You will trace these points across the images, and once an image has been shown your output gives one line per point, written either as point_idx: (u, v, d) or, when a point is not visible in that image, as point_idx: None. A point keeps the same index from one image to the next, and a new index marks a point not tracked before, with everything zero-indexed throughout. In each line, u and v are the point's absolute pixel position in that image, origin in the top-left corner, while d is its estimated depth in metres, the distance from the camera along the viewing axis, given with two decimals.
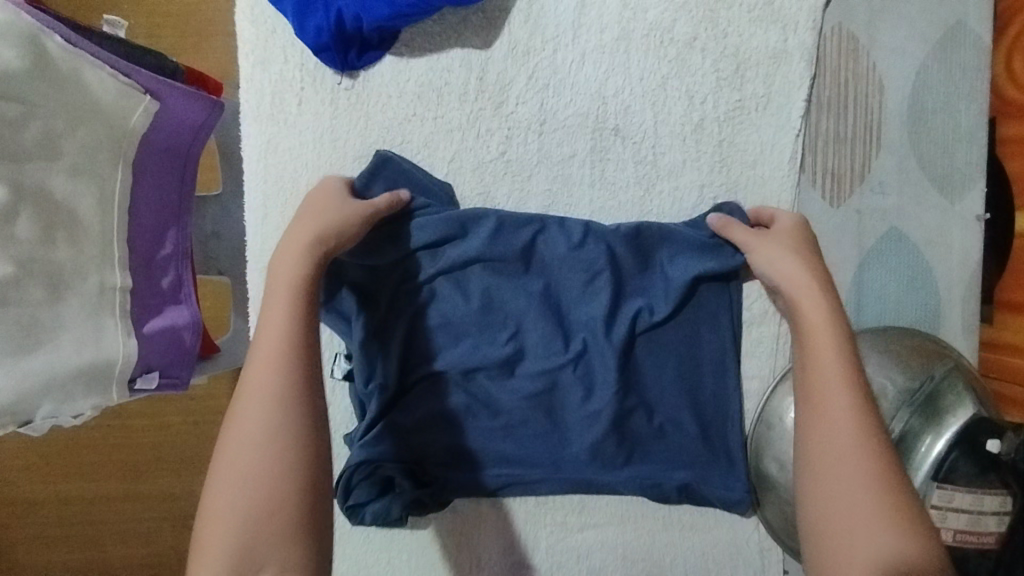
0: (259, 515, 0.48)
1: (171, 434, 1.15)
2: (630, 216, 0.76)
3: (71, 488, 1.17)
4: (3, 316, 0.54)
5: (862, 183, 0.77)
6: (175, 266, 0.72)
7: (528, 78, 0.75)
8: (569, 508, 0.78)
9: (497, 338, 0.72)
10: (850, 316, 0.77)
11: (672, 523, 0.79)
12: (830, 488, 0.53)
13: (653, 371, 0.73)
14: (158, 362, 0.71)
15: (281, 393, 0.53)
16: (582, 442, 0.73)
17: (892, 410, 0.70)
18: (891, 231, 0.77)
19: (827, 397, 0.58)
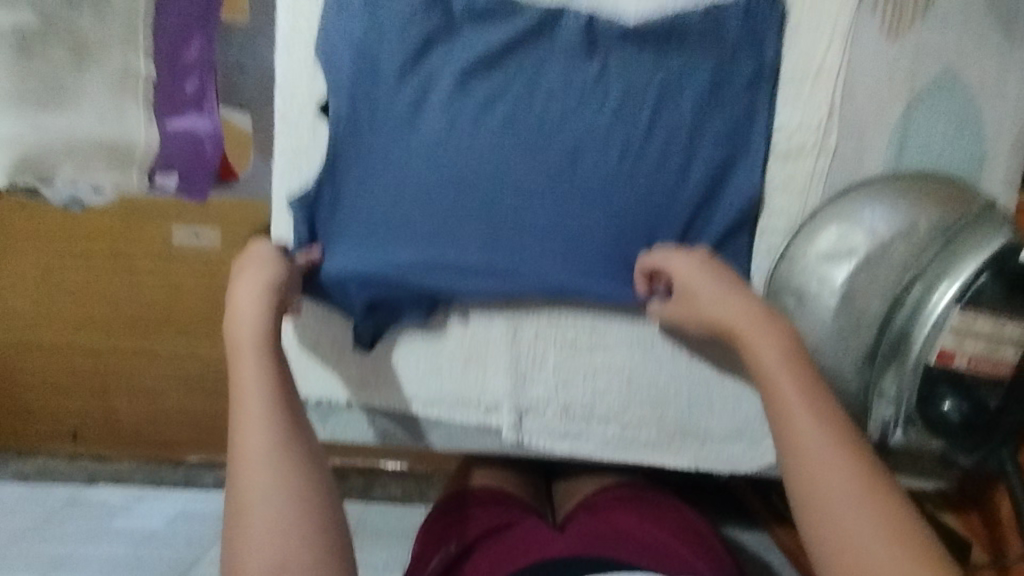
0: (285, 544, 0.42)
1: (180, 293, 1.15)
2: (627, 128, 0.71)
3: (82, 341, 1.17)
4: (31, 71, 0.76)
5: (923, 16, 0.73)
6: (198, 73, 0.81)
7: (535, 55, 0.71)
8: (580, 329, 0.78)
9: (467, 104, 0.71)
10: (888, 157, 0.75)
11: (684, 355, 0.79)
12: (819, 474, 0.42)
13: (618, 206, 0.71)
14: (178, 163, 0.82)
15: (266, 409, 0.48)
16: (581, 157, 0.71)
17: (921, 243, 0.69)
18: (945, 72, 0.74)
19: (778, 388, 0.46)
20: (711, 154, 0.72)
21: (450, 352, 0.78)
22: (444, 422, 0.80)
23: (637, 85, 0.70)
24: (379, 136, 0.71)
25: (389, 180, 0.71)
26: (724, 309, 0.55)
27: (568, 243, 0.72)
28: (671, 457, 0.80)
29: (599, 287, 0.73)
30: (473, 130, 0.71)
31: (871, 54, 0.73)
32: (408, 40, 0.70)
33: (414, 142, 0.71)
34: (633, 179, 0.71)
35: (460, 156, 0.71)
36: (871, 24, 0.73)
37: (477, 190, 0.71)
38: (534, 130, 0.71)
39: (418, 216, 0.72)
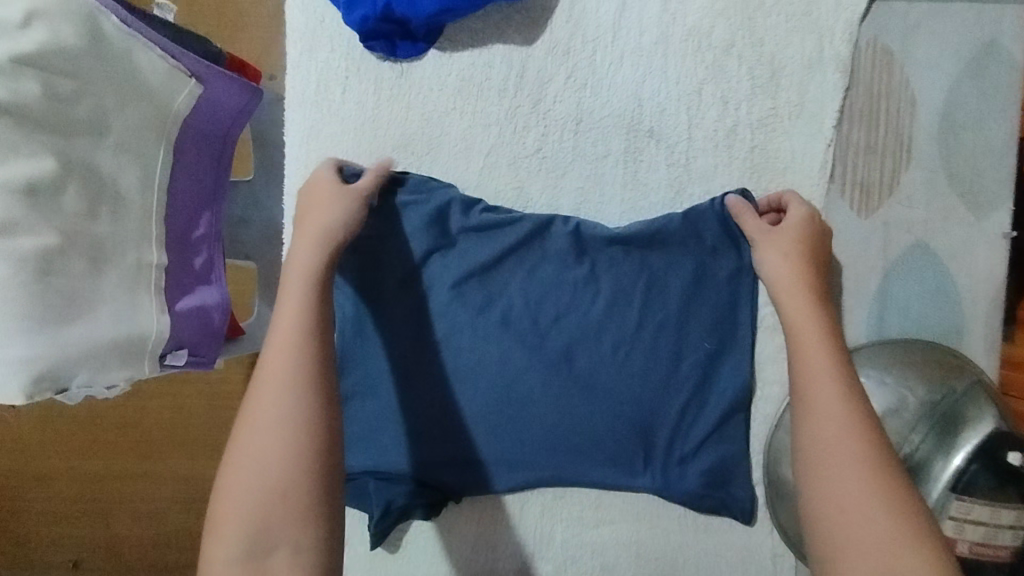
0: (270, 517, 0.50)
1: (185, 414, 1.07)
2: (617, 321, 0.77)
3: (85, 466, 1.09)
4: (48, 288, 0.59)
5: (891, 196, 0.77)
6: (207, 248, 0.82)
7: (532, 257, 0.77)
8: (585, 503, 0.80)
9: (470, 304, 0.77)
10: (869, 326, 0.78)
11: (687, 524, 0.80)
12: (832, 449, 0.52)
13: (613, 393, 0.77)
14: (189, 339, 0.79)
15: (285, 402, 0.55)
16: (575, 348, 0.77)
17: (912, 422, 0.72)
18: (917, 245, 0.78)
19: (811, 385, 0.56)
20: (701, 347, 0.77)
21: (461, 530, 0.81)
22: None
23: (622, 285, 0.77)
24: (384, 344, 0.76)
25: (398, 379, 0.76)
26: (797, 330, 0.61)
27: (570, 432, 0.77)
28: None
29: (599, 471, 0.78)
30: (476, 327, 0.77)
31: (843, 233, 0.78)
32: (408, 250, 0.76)
33: (420, 348, 0.76)
34: (627, 368, 0.77)
35: (463, 358, 0.77)
36: (841, 205, 0.77)
37: (481, 388, 0.77)
38: (530, 331, 0.77)
39: (428, 413, 0.77)
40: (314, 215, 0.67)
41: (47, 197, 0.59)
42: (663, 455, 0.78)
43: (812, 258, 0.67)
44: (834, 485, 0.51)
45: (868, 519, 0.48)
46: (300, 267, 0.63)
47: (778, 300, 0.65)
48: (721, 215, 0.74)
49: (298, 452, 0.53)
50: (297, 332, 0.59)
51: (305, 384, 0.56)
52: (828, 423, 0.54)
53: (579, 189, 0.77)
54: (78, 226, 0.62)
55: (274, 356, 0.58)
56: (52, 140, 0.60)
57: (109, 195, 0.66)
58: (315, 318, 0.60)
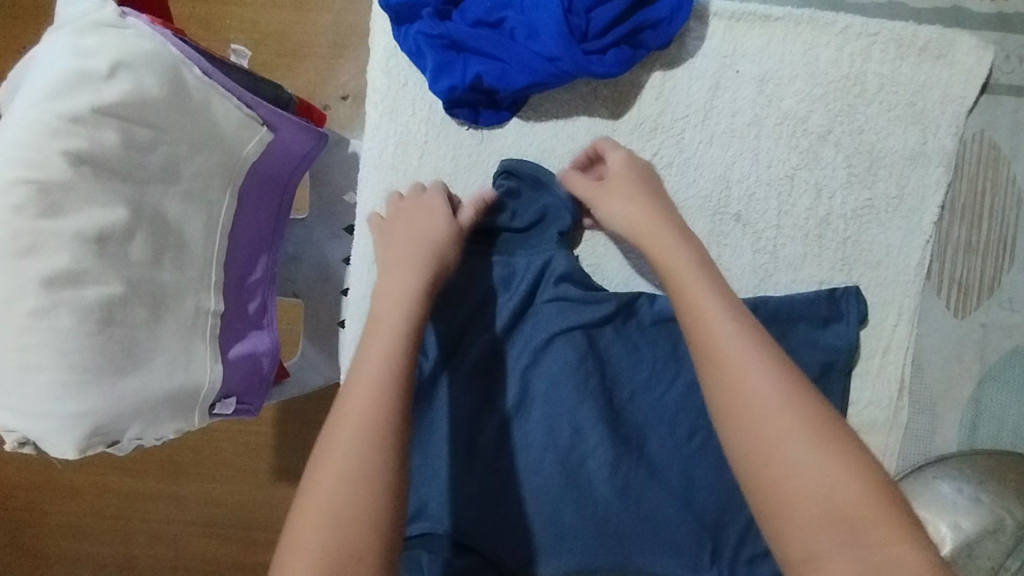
0: (344, 567, 0.45)
1: (217, 439, 1.04)
2: (694, 405, 0.73)
3: (111, 482, 1.05)
4: (110, 336, 0.52)
5: (990, 297, 0.74)
6: (263, 292, 0.76)
7: (619, 328, 0.74)
8: None
9: (553, 363, 0.72)
10: (964, 432, 0.73)
11: None
12: (784, 439, 0.46)
13: (683, 481, 0.73)
14: (237, 386, 0.72)
15: (351, 478, 0.48)
16: (651, 428, 0.74)
17: (1010, 545, 0.69)
18: (1016, 351, 0.74)
19: (737, 376, 0.49)
20: None
21: None
22: None
23: (702, 368, 0.74)
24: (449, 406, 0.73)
25: (463, 437, 0.72)
26: (683, 285, 0.56)
27: (639, 517, 0.72)
28: None
29: (663, 564, 0.71)
30: (549, 394, 0.72)
31: (937, 333, 0.74)
32: (504, 296, 0.73)
33: (489, 411, 0.73)
34: (697, 458, 0.73)
35: (535, 425, 0.73)
36: (936, 303, 0.74)
37: (551, 460, 0.72)
38: (606, 404, 0.72)
39: (488, 482, 0.72)
40: (415, 241, 0.66)
41: (114, 249, 0.52)
42: (731, 556, 0.71)
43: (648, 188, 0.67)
44: (789, 481, 0.45)
45: (839, 492, 0.44)
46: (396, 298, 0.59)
47: (611, 197, 0.67)
48: (807, 304, 0.71)
49: (359, 526, 0.46)
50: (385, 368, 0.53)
51: (380, 434, 0.50)
52: (750, 395, 0.48)
53: None
54: (141, 278, 0.56)
55: (344, 418, 0.51)
56: (124, 189, 0.53)
57: (173, 246, 0.60)
58: (386, 392, 0.52)
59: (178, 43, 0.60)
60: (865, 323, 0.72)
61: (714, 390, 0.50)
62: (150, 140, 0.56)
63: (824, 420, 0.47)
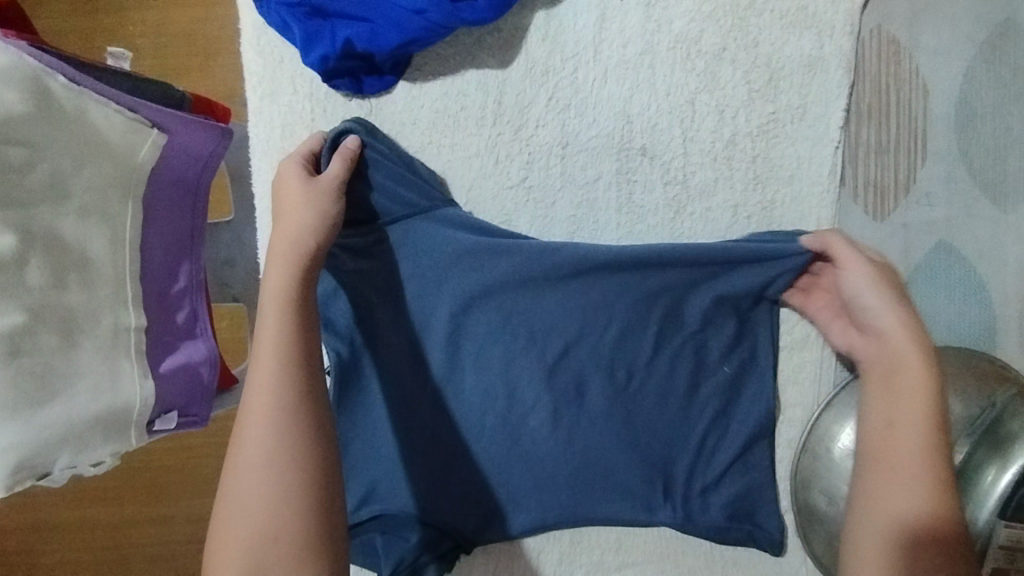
0: (264, 558, 0.49)
1: (193, 452, 0.96)
2: (633, 352, 0.69)
3: (100, 514, 0.98)
4: (15, 370, 0.48)
5: (907, 195, 0.73)
6: (191, 301, 0.65)
7: (538, 282, 0.69)
8: (606, 546, 0.75)
9: (478, 325, 0.70)
10: None
11: (715, 560, 0.75)
12: (896, 472, 0.55)
13: (630, 429, 0.70)
14: (177, 402, 0.64)
15: (261, 464, 0.51)
16: (587, 383, 0.70)
17: (951, 438, 0.66)
18: (939, 245, 0.73)
19: (901, 427, 0.56)
20: (721, 372, 0.69)
21: None
22: None
23: (634, 314, 0.68)
24: (380, 388, 0.71)
25: (392, 416, 0.71)
26: (893, 349, 0.59)
27: (588, 469, 0.70)
28: None
29: (615, 506, 0.71)
30: (477, 359, 0.70)
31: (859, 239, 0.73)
32: (410, 263, 0.69)
33: (420, 386, 0.71)
34: (637, 402, 0.69)
35: (468, 394, 0.70)
36: (855, 209, 0.73)
37: (490, 425, 0.70)
38: (537, 362, 0.70)
39: (430, 455, 0.71)
40: (282, 228, 0.61)
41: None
42: (684, 490, 0.70)
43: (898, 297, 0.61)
44: (880, 509, 0.55)
45: (918, 501, 0.53)
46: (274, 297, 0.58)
47: (865, 295, 0.61)
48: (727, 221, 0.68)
49: (279, 510, 0.50)
50: (264, 372, 0.54)
51: (285, 420, 0.53)
52: (901, 433, 0.56)
53: (571, 217, 0.73)
54: (43, 305, 0.50)
55: (247, 411, 0.53)
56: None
57: (77, 264, 0.53)
58: (282, 380, 0.54)
59: (35, 51, 0.52)
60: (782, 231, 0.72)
61: (874, 429, 0.58)
62: (28, 161, 0.49)
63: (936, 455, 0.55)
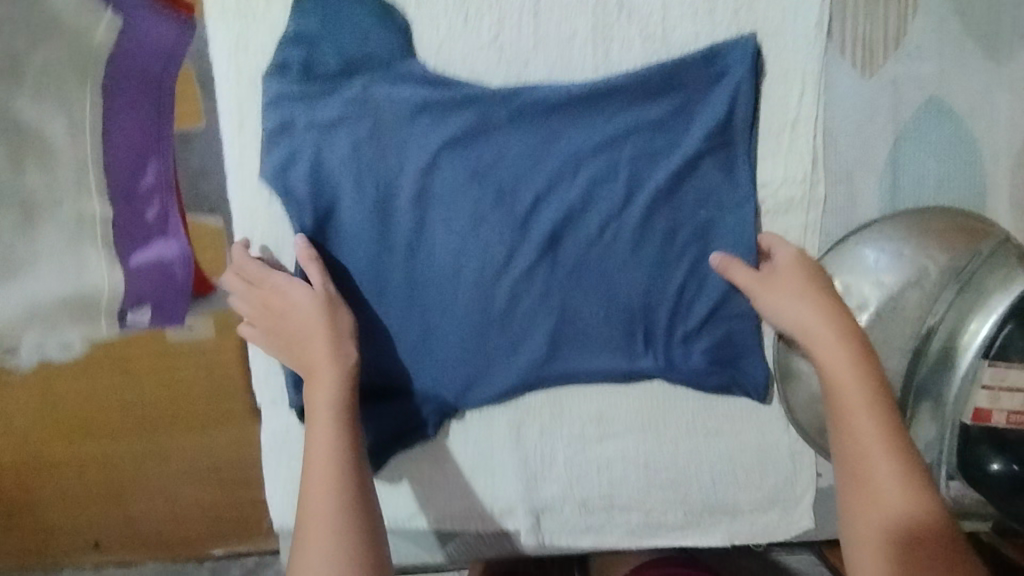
0: (344, 541, 0.54)
1: (170, 394, 0.80)
2: (605, 201, 0.70)
3: (55, 457, 0.81)
4: None
5: (897, 49, 0.69)
6: (160, 200, 0.76)
7: (505, 131, 0.69)
8: (586, 419, 0.75)
9: (446, 181, 0.69)
10: (886, 196, 0.71)
11: (697, 430, 0.75)
12: (864, 444, 0.54)
13: (605, 281, 0.71)
14: (149, 295, 0.78)
15: (334, 446, 0.59)
16: (559, 238, 0.71)
17: (935, 291, 0.65)
18: (930, 102, 0.70)
19: (854, 409, 0.56)
20: (697, 217, 0.70)
21: (458, 461, 0.75)
22: (461, 532, 0.76)
23: (604, 165, 0.69)
24: (352, 256, 0.70)
25: (370, 277, 0.71)
26: (800, 321, 0.64)
27: (562, 324, 0.72)
28: (700, 536, 0.77)
29: (595, 364, 0.72)
30: (451, 216, 0.70)
31: (847, 96, 0.70)
32: (372, 117, 0.68)
33: (393, 250, 0.71)
34: (610, 254, 0.71)
35: (439, 253, 0.71)
36: (843, 65, 0.70)
37: (465, 284, 0.71)
38: (506, 220, 0.70)
39: (410, 318, 0.72)
40: (303, 319, 0.66)
41: None
42: (663, 340, 0.72)
43: (822, 293, 0.65)
44: (875, 500, 0.52)
45: (890, 493, 0.52)
46: (323, 414, 0.61)
47: (776, 306, 0.66)
48: (695, 61, 0.67)
49: (337, 494, 0.57)
50: (337, 449, 0.59)
51: (344, 421, 0.61)
52: (858, 415, 0.56)
53: (545, 77, 0.70)
54: None
55: (317, 425, 0.61)
56: None
57: None
58: (341, 399, 0.62)
59: None
60: (762, 77, 0.69)
61: (829, 406, 0.58)
62: None
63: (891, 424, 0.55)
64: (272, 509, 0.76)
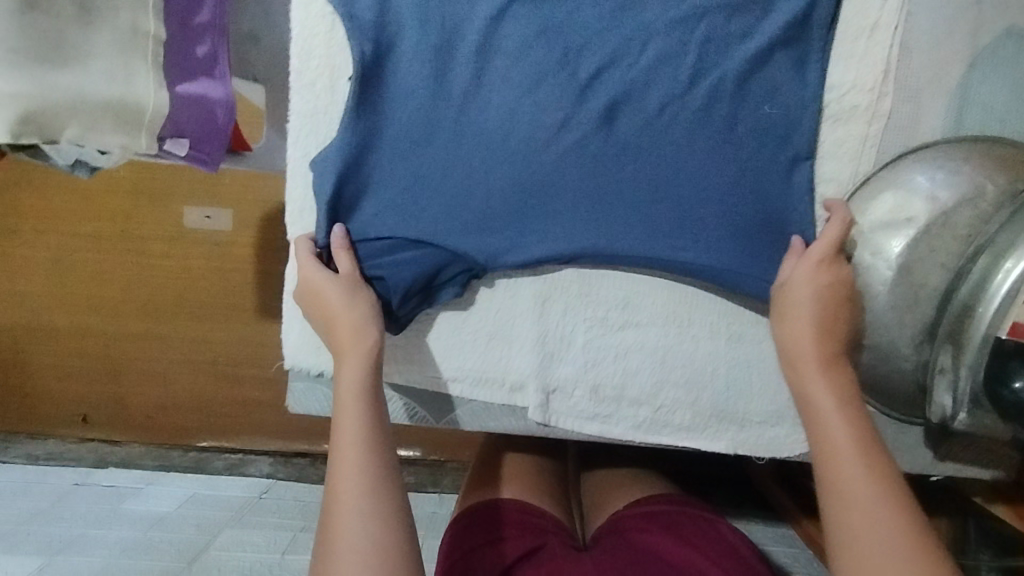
0: (372, 527, 0.52)
1: (191, 277, 1.33)
2: (671, 78, 0.69)
3: (117, 323, 1.35)
4: None
5: None
6: (211, 38, 0.82)
7: None
8: (612, 304, 0.74)
9: (512, 35, 0.69)
10: (950, 121, 0.70)
11: (721, 332, 0.74)
12: (847, 476, 0.53)
13: (657, 162, 0.70)
14: (189, 129, 0.83)
15: (360, 436, 0.57)
16: (617, 110, 0.69)
17: (987, 214, 0.64)
18: (1011, 31, 0.69)
19: (836, 437, 0.56)
20: (759, 112, 0.69)
21: (478, 325, 0.74)
22: (467, 399, 0.76)
23: (674, 41, 0.68)
24: (404, 96, 0.69)
25: (418, 122, 0.69)
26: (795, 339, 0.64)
27: (604, 200, 0.70)
28: (706, 440, 0.76)
29: (633, 248, 0.71)
30: (512, 71, 0.69)
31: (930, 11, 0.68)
32: None
33: (447, 97, 0.69)
34: (667, 135, 0.69)
35: (493, 108, 0.69)
36: None
37: (514, 143, 0.69)
38: (567, 83, 0.69)
39: (453, 170, 0.69)
40: (326, 301, 0.65)
41: None
42: (705, 233, 0.70)
43: (833, 313, 0.64)
44: (859, 536, 0.50)
45: (883, 530, 0.50)
46: (351, 390, 0.60)
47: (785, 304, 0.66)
48: None
49: (370, 478, 0.55)
50: (368, 432, 0.57)
51: (367, 397, 0.60)
52: (836, 444, 0.55)
53: None
54: None
55: (343, 405, 0.59)
56: None
57: None
58: (365, 374, 0.61)
59: None
60: None
61: (816, 435, 0.57)
62: None
63: (875, 458, 0.54)
64: (285, 347, 0.75)
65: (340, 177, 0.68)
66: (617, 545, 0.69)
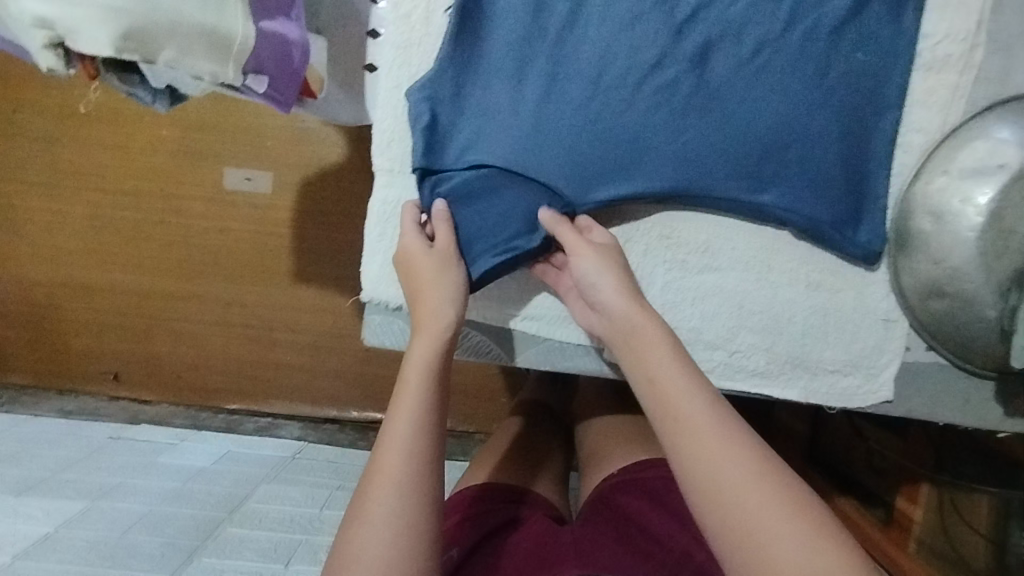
0: (412, 512, 0.51)
1: (227, 237, 1.30)
2: (766, 21, 0.70)
3: (150, 281, 1.33)
4: None
5: None
6: None
7: None
8: (693, 248, 0.74)
9: None
10: None
11: (798, 280, 0.75)
12: (725, 478, 0.48)
13: (747, 103, 0.70)
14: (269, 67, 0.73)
15: (422, 412, 0.55)
16: (710, 51, 0.70)
17: None
18: None
19: (686, 418, 0.51)
20: (852, 58, 0.70)
21: None
22: (541, 337, 0.77)
23: None
24: (501, 34, 0.71)
25: (513, 58, 0.71)
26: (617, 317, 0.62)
27: (694, 140, 0.71)
28: (779, 387, 0.76)
29: (719, 189, 0.71)
30: (609, 10, 0.70)
31: None
32: None
33: (542, 35, 0.71)
34: (760, 78, 0.70)
35: (587, 46, 0.71)
36: None
37: (605, 80, 0.70)
38: (661, 22, 0.70)
39: (545, 104, 0.70)
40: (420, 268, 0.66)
41: None
42: (790, 177, 0.71)
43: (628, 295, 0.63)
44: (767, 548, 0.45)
45: (788, 539, 0.45)
46: (419, 365, 0.58)
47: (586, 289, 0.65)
48: None
49: (422, 460, 0.53)
50: (422, 420, 0.55)
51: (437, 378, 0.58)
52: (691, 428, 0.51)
53: None
54: None
55: (408, 376, 0.57)
56: None
57: None
58: (438, 354, 0.59)
59: None
60: None
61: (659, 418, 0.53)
62: None
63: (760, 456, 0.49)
64: (365, 278, 0.76)
65: (434, 109, 0.71)
66: (608, 517, 0.68)
